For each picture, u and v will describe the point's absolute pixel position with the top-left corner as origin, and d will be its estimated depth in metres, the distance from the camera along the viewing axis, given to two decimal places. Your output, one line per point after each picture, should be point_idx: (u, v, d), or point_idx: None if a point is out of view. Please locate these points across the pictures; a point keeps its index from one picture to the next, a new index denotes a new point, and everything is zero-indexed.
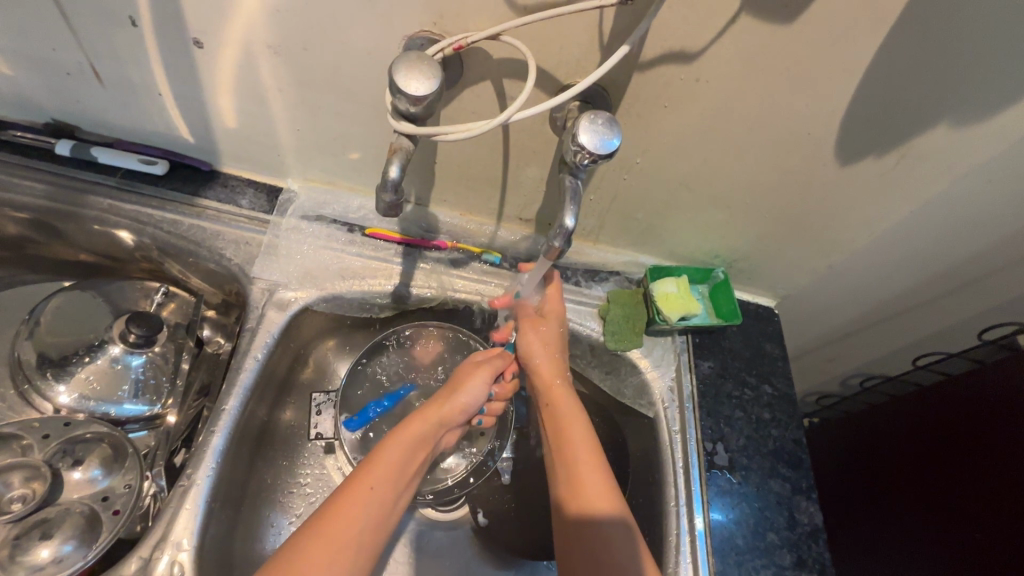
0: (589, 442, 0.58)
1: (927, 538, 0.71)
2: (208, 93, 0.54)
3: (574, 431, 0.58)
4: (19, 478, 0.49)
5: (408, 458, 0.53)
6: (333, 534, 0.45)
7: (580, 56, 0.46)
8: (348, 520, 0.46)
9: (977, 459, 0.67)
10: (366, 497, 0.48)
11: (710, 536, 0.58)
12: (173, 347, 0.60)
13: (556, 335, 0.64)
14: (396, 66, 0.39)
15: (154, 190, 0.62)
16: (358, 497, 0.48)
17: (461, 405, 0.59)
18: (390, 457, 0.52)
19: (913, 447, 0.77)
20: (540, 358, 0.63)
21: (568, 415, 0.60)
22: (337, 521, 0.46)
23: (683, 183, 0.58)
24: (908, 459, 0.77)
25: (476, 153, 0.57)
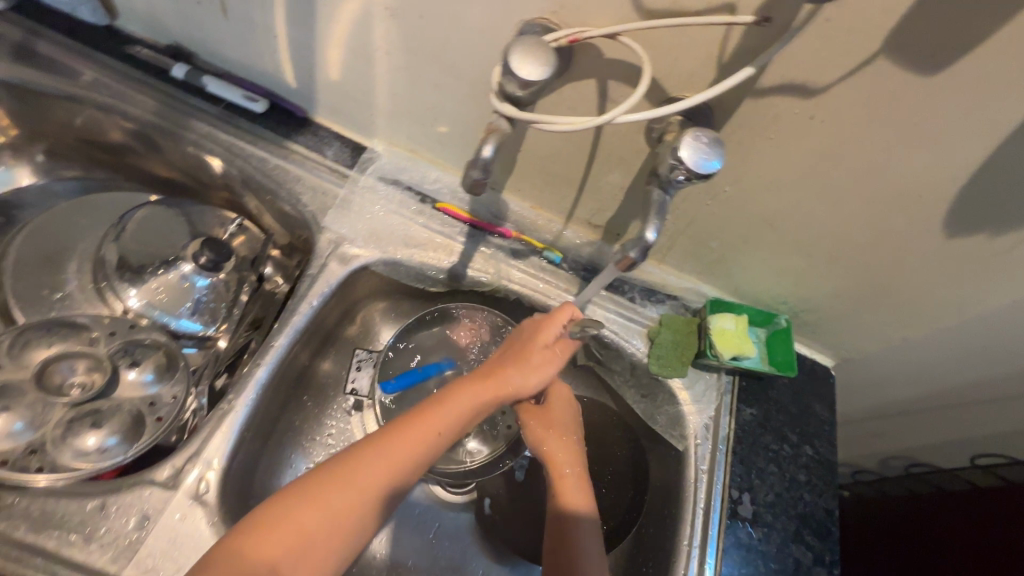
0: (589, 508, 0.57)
1: None
2: (320, 42, 0.56)
3: (574, 500, 0.56)
4: (83, 366, 0.51)
5: (472, 416, 0.51)
6: (356, 479, 0.45)
7: (694, 70, 0.45)
8: (390, 472, 0.46)
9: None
10: (411, 449, 0.48)
11: None
12: (236, 277, 0.63)
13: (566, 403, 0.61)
14: (512, 48, 0.38)
15: (250, 125, 0.65)
16: (410, 449, 0.47)
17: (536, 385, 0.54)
18: (456, 409, 0.50)
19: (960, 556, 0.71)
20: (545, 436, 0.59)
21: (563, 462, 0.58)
22: (379, 468, 0.46)
23: (768, 220, 0.56)
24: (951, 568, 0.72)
25: (563, 149, 0.56)
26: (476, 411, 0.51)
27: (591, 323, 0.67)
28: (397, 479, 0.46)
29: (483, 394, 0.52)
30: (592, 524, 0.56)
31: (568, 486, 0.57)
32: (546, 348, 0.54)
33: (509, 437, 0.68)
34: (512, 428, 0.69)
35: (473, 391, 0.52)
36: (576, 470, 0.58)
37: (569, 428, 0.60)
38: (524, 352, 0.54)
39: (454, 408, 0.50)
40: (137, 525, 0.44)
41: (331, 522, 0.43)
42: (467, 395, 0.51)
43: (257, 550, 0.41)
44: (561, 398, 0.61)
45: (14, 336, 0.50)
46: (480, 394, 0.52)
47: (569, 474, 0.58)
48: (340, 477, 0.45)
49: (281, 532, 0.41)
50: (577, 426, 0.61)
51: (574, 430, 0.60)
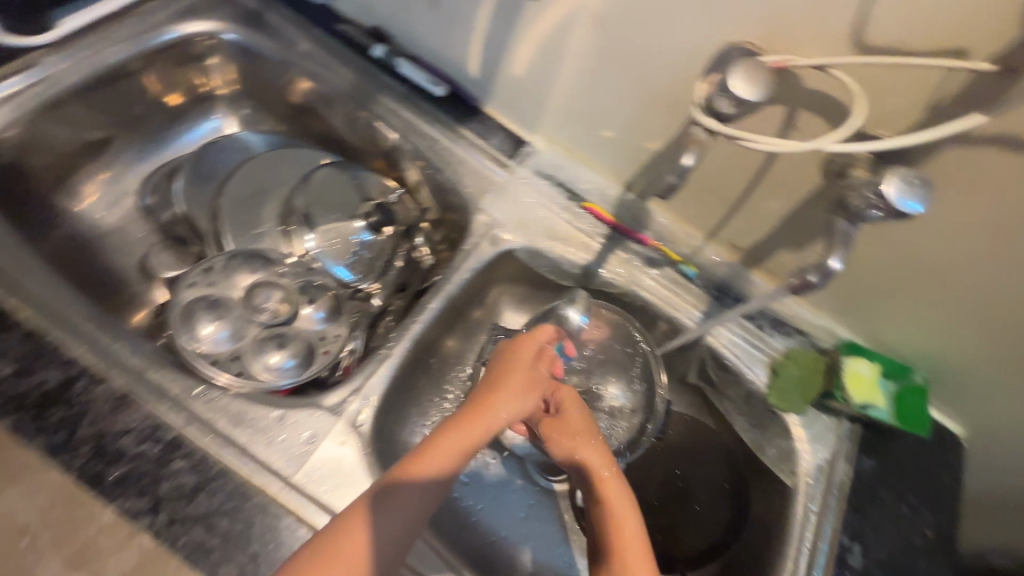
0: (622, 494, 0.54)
1: None
2: (515, 40, 0.61)
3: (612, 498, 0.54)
4: (275, 296, 0.57)
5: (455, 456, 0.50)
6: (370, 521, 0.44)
7: (898, 110, 0.45)
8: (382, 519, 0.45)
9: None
10: (399, 494, 0.46)
11: None
12: (393, 242, 0.69)
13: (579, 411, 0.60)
14: (733, 68, 0.41)
15: (429, 106, 0.71)
16: (397, 493, 0.46)
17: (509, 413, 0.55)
18: (434, 452, 0.49)
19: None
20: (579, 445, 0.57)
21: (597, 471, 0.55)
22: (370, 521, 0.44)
23: (932, 272, 0.55)
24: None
25: (729, 169, 0.58)
26: (473, 440, 0.51)
27: (715, 343, 0.67)
28: (393, 523, 0.45)
29: (471, 425, 0.52)
30: (631, 515, 0.53)
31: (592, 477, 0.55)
32: (533, 375, 0.58)
33: (623, 440, 0.66)
34: (626, 431, 0.66)
35: (463, 425, 0.52)
36: (601, 462, 0.56)
37: (584, 429, 0.58)
38: (499, 378, 0.56)
39: (446, 448, 0.50)
40: (308, 439, 0.50)
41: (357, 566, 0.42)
42: (457, 431, 0.51)
43: None
44: (571, 405, 0.59)
45: (226, 260, 0.58)
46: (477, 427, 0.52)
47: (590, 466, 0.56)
48: (336, 541, 0.43)
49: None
50: (590, 424, 0.59)
51: (586, 429, 0.58)
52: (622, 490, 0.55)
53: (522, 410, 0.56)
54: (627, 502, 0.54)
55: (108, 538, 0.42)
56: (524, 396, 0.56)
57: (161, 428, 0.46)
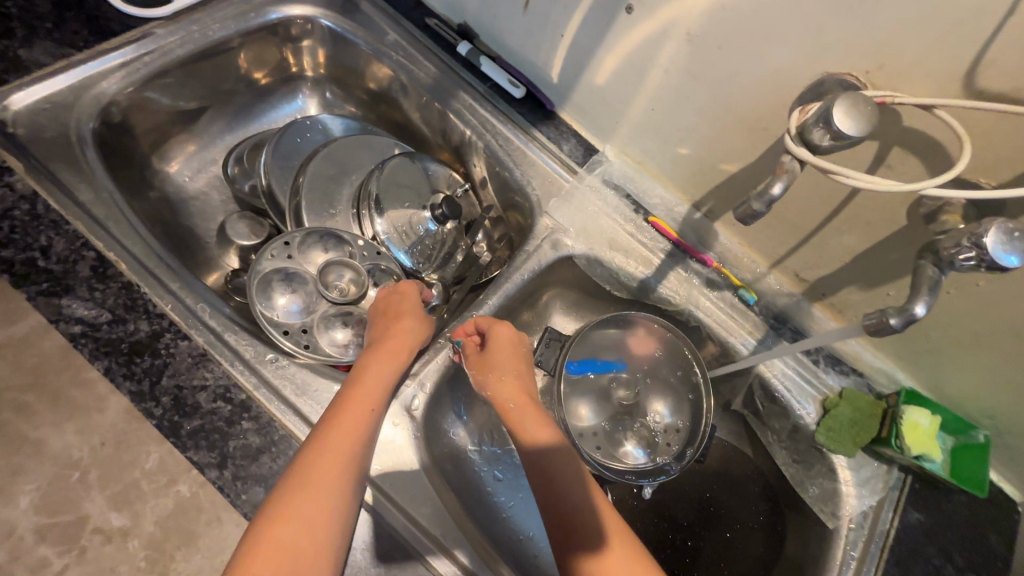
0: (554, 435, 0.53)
1: None
2: (602, 49, 0.61)
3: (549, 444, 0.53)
4: (347, 276, 0.60)
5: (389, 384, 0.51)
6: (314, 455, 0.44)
7: (1006, 159, 0.43)
8: (338, 444, 0.45)
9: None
10: (345, 424, 0.46)
11: None
12: (455, 236, 0.72)
13: (519, 359, 0.59)
14: (837, 100, 0.40)
15: (505, 106, 0.72)
16: (340, 423, 0.46)
17: (412, 340, 0.55)
18: (368, 384, 0.50)
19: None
20: (512, 391, 0.57)
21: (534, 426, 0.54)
22: (327, 452, 0.44)
23: (1013, 328, 0.52)
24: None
25: (807, 199, 0.57)
26: (393, 368, 0.52)
27: (767, 372, 0.66)
28: (344, 446, 0.45)
29: (389, 358, 0.52)
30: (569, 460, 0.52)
31: (525, 423, 0.54)
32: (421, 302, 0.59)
33: (669, 457, 0.65)
34: (672, 448, 0.66)
35: (379, 359, 0.52)
36: (521, 401, 0.56)
37: (508, 365, 0.57)
38: (390, 313, 0.57)
39: (382, 371, 0.51)
40: None
41: (316, 499, 0.41)
42: (380, 361, 0.52)
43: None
44: (502, 342, 0.58)
45: (303, 236, 0.60)
46: (388, 359, 0.52)
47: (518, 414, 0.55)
48: (295, 484, 0.42)
49: (274, 545, 0.39)
50: (518, 359, 0.59)
51: (515, 373, 0.58)
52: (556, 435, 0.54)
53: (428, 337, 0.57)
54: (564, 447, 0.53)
55: (150, 483, 0.46)
56: (421, 325, 0.57)
57: (234, 389, 0.48)
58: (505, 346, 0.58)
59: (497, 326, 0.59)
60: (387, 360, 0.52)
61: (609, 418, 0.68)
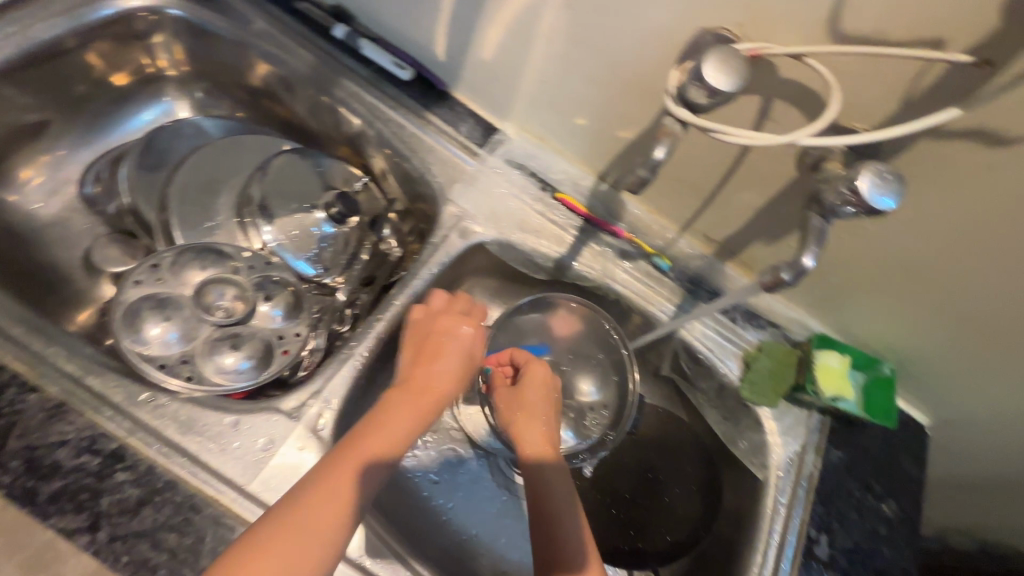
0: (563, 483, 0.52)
1: None
2: (484, 21, 0.58)
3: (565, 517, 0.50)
4: (230, 293, 0.55)
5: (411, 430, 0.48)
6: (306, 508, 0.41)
7: (877, 102, 0.43)
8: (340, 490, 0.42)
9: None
10: (354, 469, 0.44)
11: None
12: (358, 235, 0.67)
13: (552, 400, 0.59)
14: (708, 56, 0.39)
15: (394, 90, 0.67)
16: (346, 465, 0.43)
17: (445, 379, 0.52)
18: (388, 427, 0.47)
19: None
20: (535, 440, 0.56)
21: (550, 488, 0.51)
22: (327, 495, 0.42)
23: (904, 265, 0.54)
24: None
25: (703, 160, 0.56)
26: (419, 418, 0.49)
27: (688, 336, 0.66)
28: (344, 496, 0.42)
29: (419, 411, 0.49)
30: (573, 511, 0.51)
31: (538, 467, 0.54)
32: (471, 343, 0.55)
33: (598, 433, 0.66)
34: (598, 424, 0.66)
35: (407, 405, 0.49)
36: (542, 447, 0.55)
37: (537, 407, 0.58)
38: (424, 346, 0.53)
39: (405, 414, 0.48)
40: (264, 446, 0.48)
41: (297, 553, 0.39)
42: (406, 400, 0.49)
43: None
44: (536, 381, 0.60)
45: (174, 256, 0.55)
46: (419, 405, 0.49)
47: (535, 459, 0.54)
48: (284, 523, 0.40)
49: None
50: (547, 404, 0.59)
51: (542, 413, 0.58)
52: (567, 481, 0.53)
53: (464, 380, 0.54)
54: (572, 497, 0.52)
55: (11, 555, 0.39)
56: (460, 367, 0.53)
57: (101, 439, 0.43)
58: (539, 381, 0.60)
59: (533, 365, 0.61)
60: (415, 411, 0.49)
61: None
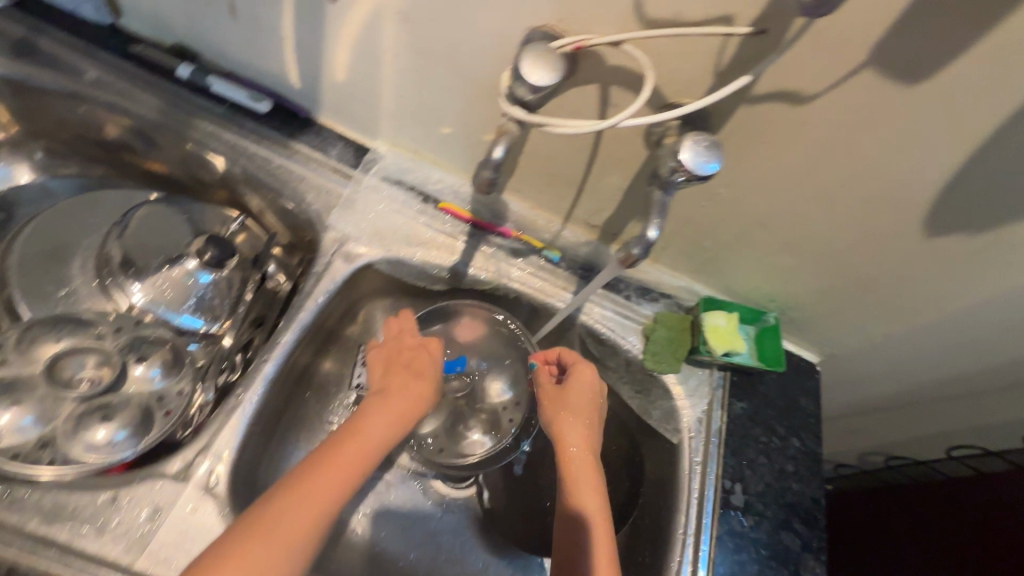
0: (595, 487, 0.54)
1: None
2: (327, 44, 0.57)
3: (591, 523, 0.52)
4: (92, 361, 0.53)
5: (386, 440, 0.52)
6: (301, 502, 0.44)
7: (693, 77, 0.47)
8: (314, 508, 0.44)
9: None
10: (331, 482, 0.46)
11: None
12: (240, 275, 0.64)
13: (597, 399, 0.60)
14: (523, 54, 0.40)
15: (254, 124, 0.66)
16: (325, 476, 0.46)
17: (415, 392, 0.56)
18: (367, 436, 0.50)
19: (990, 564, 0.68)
20: (575, 444, 0.56)
21: (586, 496, 0.54)
22: (300, 510, 0.43)
23: (759, 222, 0.59)
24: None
25: (564, 152, 0.59)
26: (395, 429, 0.53)
27: (588, 320, 0.68)
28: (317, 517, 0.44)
29: (395, 418, 0.53)
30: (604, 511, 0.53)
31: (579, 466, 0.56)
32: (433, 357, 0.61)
33: (512, 430, 0.68)
34: (514, 423, 0.68)
35: (385, 413, 0.53)
36: (583, 451, 0.56)
37: (581, 409, 0.58)
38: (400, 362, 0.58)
39: (383, 424, 0.52)
40: (149, 517, 0.47)
41: (273, 562, 0.41)
42: (382, 412, 0.53)
43: None
44: (583, 382, 0.59)
45: (22, 332, 0.52)
46: (392, 415, 0.53)
47: (576, 461, 0.56)
48: (260, 536, 0.41)
49: None
50: (592, 407, 0.59)
51: (586, 414, 0.58)
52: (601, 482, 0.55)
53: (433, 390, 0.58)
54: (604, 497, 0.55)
55: None
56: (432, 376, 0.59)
57: None
58: (587, 381, 0.59)
59: (581, 364, 0.61)
60: (392, 420, 0.53)
61: (447, 414, 0.68)
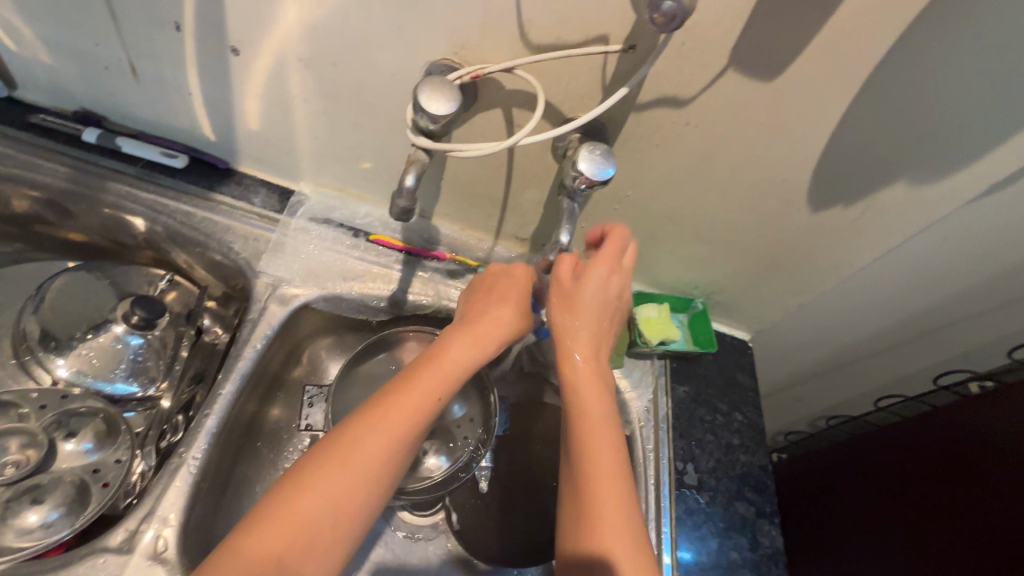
0: (600, 400, 0.54)
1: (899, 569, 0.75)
2: (237, 95, 0.58)
3: (599, 444, 0.52)
4: (17, 444, 0.52)
5: (467, 365, 0.53)
6: (393, 420, 0.48)
7: (584, 93, 0.51)
8: (394, 432, 0.47)
9: (996, 562, 0.63)
10: (416, 404, 0.49)
11: (677, 569, 0.60)
12: (173, 333, 0.63)
13: (608, 302, 0.56)
14: (420, 86, 0.43)
15: (171, 181, 0.66)
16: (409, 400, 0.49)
17: (500, 320, 0.56)
18: (449, 363, 0.52)
19: (928, 500, 0.74)
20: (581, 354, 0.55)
21: (594, 418, 0.53)
22: (381, 433, 0.47)
23: (669, 216, 0.63)
24: (917, 520, 0.75)
25: (482, 173, 0.62)
26: (478, 356, 0.54)
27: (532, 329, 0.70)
28: (398, 441, 0.47)
29: (477, 345, 0.54)
30: (613, 428, 0.53)
31: (591, 411, 0.53)
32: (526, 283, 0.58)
33: (468, 450, 0.69)
34: (469, 440, 0.70)
35: (467, 341, 0.54)
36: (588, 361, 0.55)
37: (589, 312, 0.55)
38: (490, 290, 0.58)
39: (465, 348, 0.53)
40: None
41: (351, 483, 0.44)
42: (463, 340, 0.54)
43: (258, 546, 0.41)
44: (595, 284, 0.54)
45: None
46: (473, 343, 0.54)
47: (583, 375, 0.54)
48: (348, 453, 0.45)
49: (295, 519, 0.42)
50: (602, 313, 0.55)
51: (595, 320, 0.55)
52: (610, 401, 0.55)
53: (524, 312, 0.57)
54: (620, 442, 0.53)
55: None
56: (522, 299, 0.57)
57: None
58: (596, 280, 0.54)
59: (600, 262, 0.54)
60: (475, 348, 0.54)
61: None
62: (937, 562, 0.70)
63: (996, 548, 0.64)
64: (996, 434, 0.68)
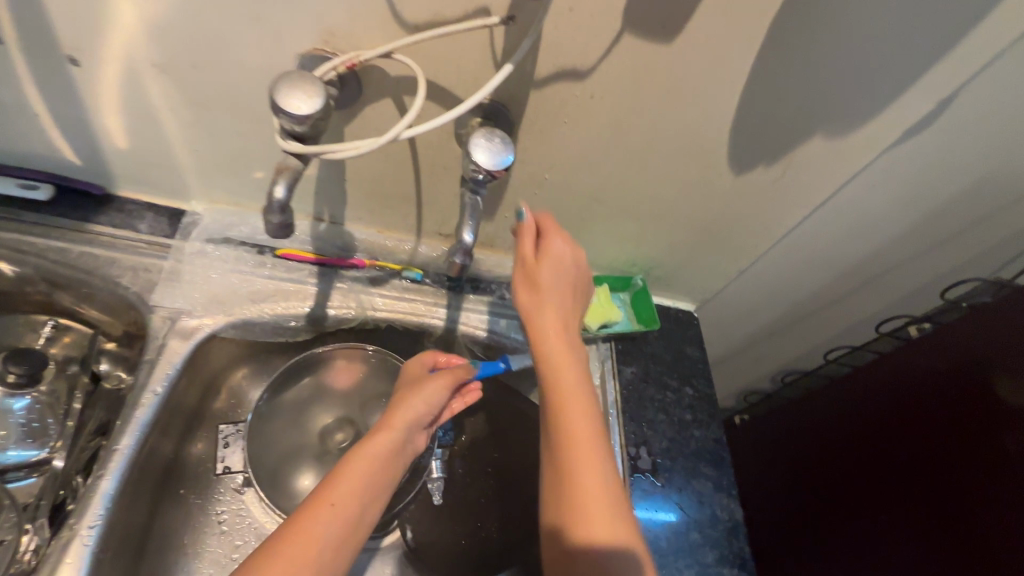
0: (574, 368, 0.50)
1: (870, 514, 0.76)
2: (91, 111, 0.51)
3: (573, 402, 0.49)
4: None
5: (384, 470, 0.48)
6: (301, 542, 0.41)
7: (475, 72, 0.46)
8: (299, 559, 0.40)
9: (959, 504, 0.65)
10: (328, 520, 0.43)
11: None
12: (64, 385, 0.58)
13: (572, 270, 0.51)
14: (277, 87, 0.38)
15: (37, 216, 0.58)
16: (319, 513, 0.43)
17: (415, 411, 0.52)
18: (362, 468, 0.47)
19: (886, 451, 0.75)
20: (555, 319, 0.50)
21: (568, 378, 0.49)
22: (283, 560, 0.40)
23: (593, 195, 0.60)
24: (883, 466, 0.75)
25: (388, 170, 0.57)
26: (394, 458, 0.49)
27: (468, 329, 0.66)
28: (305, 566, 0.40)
29: (393, 446, 0.49)
30: (586, 391, 0.50)
31: (568, 398, 0.49)
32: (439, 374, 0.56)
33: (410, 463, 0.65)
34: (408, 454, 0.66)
35: (379, 440, 0.49)
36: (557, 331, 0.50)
37: (559, 283, 0.50)
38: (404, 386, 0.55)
39: (379, 448, 0.49)
40: None
41: None
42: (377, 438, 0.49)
43: None
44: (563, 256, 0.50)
45: None
46: (387, 444, 0.49)
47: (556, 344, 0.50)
48: None
49: None
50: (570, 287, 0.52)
51: (564, 290, 0.51)
52: (581, 369, 0.51)
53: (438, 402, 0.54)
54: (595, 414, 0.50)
55: None
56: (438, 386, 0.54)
57: None
58: (565, 253, 0.50)
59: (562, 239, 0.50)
60: (389, 449, 0.49)
61: None
62: (905, 505, 0.71)
63: (960, 494, 0.65)
64: (941, 375, 0.70)
